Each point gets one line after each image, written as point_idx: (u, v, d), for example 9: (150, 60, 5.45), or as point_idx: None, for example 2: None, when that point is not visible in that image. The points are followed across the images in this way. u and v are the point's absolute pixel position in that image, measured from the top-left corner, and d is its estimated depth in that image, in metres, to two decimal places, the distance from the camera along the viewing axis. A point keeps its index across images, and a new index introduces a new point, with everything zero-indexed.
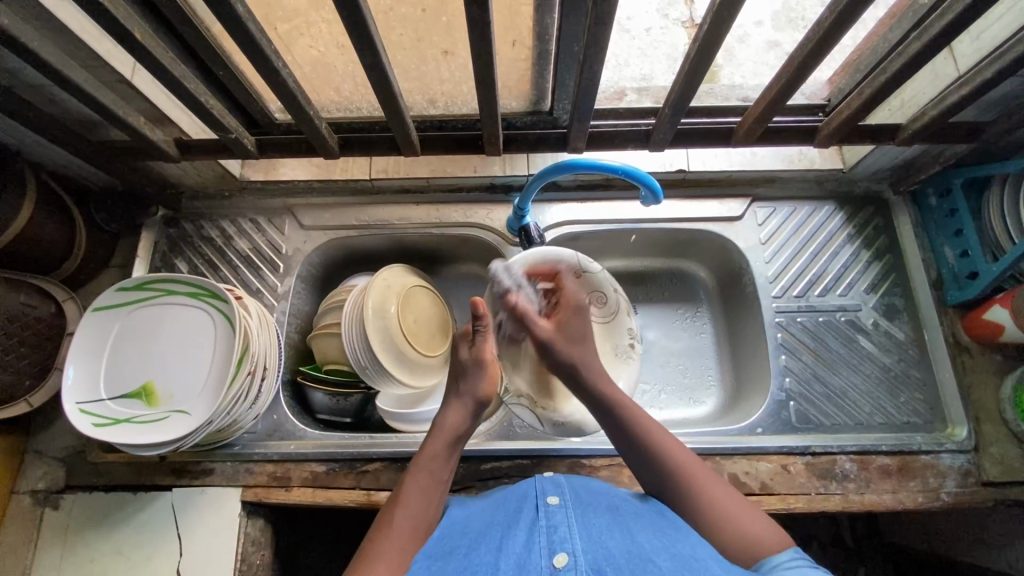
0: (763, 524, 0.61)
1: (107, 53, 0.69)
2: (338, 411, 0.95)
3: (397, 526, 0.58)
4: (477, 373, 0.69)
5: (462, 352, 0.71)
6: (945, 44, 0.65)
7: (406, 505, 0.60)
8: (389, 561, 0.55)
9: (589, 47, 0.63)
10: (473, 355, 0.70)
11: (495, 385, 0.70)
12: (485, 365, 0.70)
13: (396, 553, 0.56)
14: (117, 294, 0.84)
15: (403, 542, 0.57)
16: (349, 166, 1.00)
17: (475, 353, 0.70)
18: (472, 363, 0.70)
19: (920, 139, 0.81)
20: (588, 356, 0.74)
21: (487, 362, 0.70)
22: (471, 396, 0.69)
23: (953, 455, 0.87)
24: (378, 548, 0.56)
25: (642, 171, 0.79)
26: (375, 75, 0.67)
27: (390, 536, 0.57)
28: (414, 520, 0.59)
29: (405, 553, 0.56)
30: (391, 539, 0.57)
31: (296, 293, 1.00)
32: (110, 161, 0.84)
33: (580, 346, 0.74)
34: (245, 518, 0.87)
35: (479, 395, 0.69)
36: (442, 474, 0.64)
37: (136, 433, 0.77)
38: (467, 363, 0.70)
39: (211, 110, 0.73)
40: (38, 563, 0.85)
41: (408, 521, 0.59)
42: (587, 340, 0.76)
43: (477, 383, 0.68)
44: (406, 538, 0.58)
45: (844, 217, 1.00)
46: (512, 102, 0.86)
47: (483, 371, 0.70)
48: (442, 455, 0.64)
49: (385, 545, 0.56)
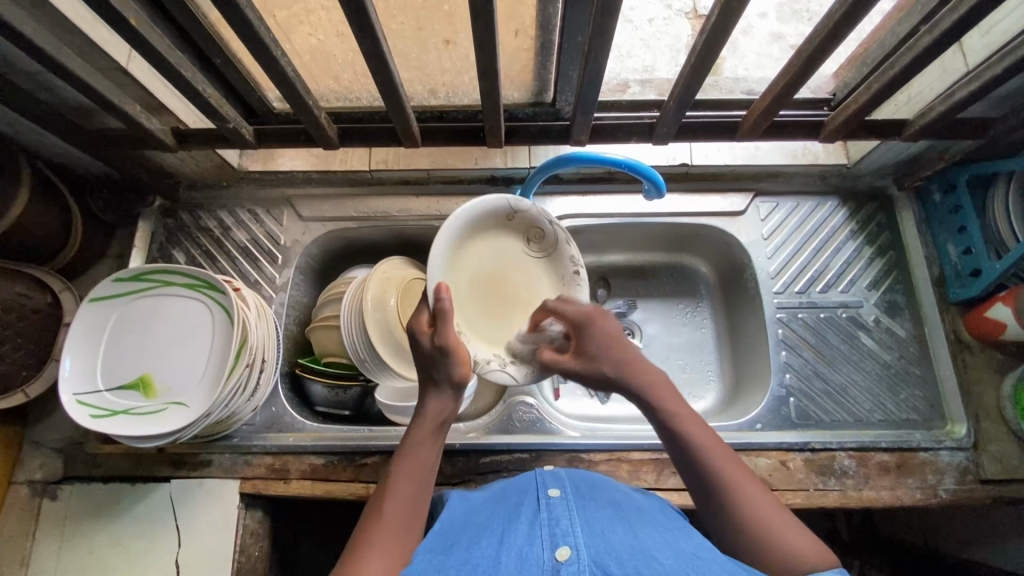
0: (813, 544, 0.55)
1: (103, 40, 0.68)
2: (337, 403, 0.95)
3: (389, 515, 0.58)
4: (444, 360, 0.64)
5: (424, 343, 0.65)
6: (955, 39, 0.64)
7: (393, 496, 0.59)
8: (379, 554, 0.54)
9: (594, 39, 0.62)
10: (435, 345, 0.64)
11: (469, 368, 0.65)
12: (452, 352, 0.63)
13: (387, 543, 0.55)
14: (112, 285, 0.83)
15: (393, 531, 0.57)
16: (348, 156, 0.99)
17: (436, 341, 0.64)
18: (437, 352, 0.64)
19: (927, 134, 0.80)
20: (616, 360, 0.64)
21: (454, 348, 0.64)
22: (446, 381, 0.65)
23: (952, 453, 0.87)
24: (369, 537, 0.56)
25: (645, 165, 0.78)
26: (375, 65, 0.65)
27: (381, 525, 0.57)
28: (404, 508, 0.59)
29: (397, 541, 0.56)
30: (382, 529, 0.57)
31: (295, 284, 0.99)
32: (106, 149, 0.82)
33: (608, 351, 0.65)
34: (244, 510, 0.87)
35: (453, 379, 0.65)
36: (427, 462, 0.62)
37: (134, 424, 0.77)
38: (431, 352, 0.64)
39: (209, 99, 0.71)
40: (37, 553, 0.85)
41: (397, 512, 0.58)
42: (616, 345, 0.66)
43: (448, 370, 0.64)
44: (396, 529, 0.57)
45: (847, 212, 1.00)
46: (515, 93, 0.85)
47: (450, 360, 0.64)
48: (426, 445, 0.63)
49: (376, 534, 0.56)
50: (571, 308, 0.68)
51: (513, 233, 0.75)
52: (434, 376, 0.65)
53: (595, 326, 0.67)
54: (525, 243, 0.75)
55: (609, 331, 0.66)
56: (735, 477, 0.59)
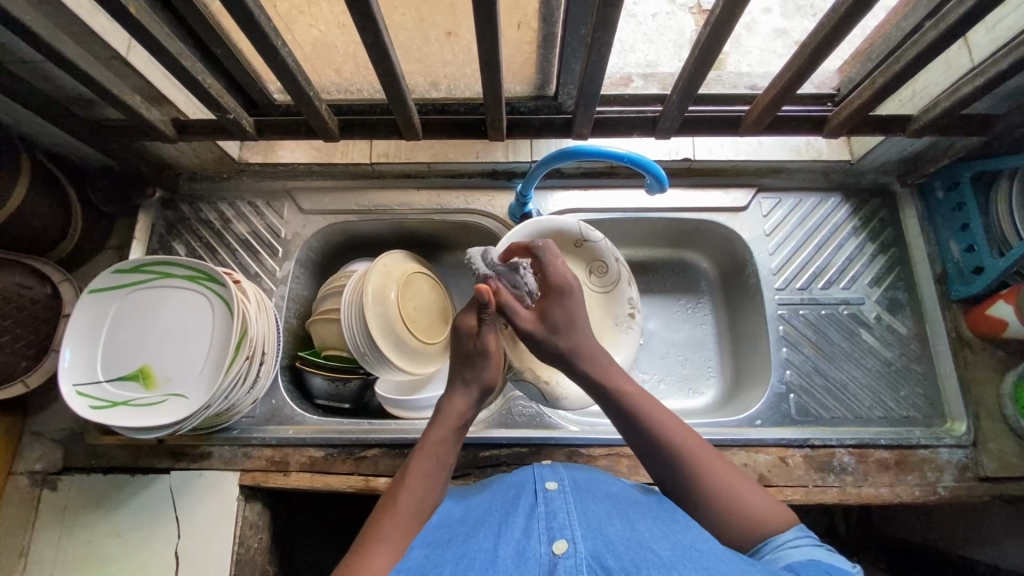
0: (766, 501, 0.62)
1: (103, 29, 0.67)
2: (337, 396, 0.95)
3: (400, 509, 0.58)
4: (480, 363, 0.67)
5: (465, 342, 0.67)
6: (961, 34, 0.64)
7: (409, 489, 0.60)
8: (390, 546, 0.55)
9: (597, 31, 0.61)
10: (478, 346, 0.66)
11: (500, 373, 0.68)
12: (489, 356, 0.67)
13: (395, 537, 0.56)
14: (112, 276, 0.83)
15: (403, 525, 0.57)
16: (349, 149, 0.99)
17: (480, 344, 0.67)
18: (476, 353, 0.67)
19: (932, 130, 0.79)
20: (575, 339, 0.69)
21: (491, 352, 0.67)
22: (475, 384, 0.67)
23: (951, 450, 0.87)
24: (380, 530, 0.56)
25: (647, 159, 0.78)
26: (377, 56, 0.65)
27: (394, 519, 0.57)
28: (417, 504, 0.59)
29: (405, 536, 0.56)
30: (392, 522, 0.57)
31: (295, 277, 0.99)
32: (106, 140, 0.82)
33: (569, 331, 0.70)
34: (244, 502, 0.87)
35: (483, 383, 0.67)
36: (444, 458, 0.63)
37: (134, 415, 0.77)
38: (471, 355, 0.66)
39: (209, 90, 0.71)
40: (37, 544, 0.86)
41: (412, 505, 0.59)
42: (578, 324, 0.71)
43: (482, 373, 0.66)
44: (409, 523, 0.57)
45: (850, 209, 0.99)
46: (517, 86, 0.85)
47: (487, 362, 0.67)
48: (447, 441, 0.64)
49: (384, 528, 0.56)
50: (558, 270, 0.72)
51: (580, 262, 0.89)
52: (467, 377, 0.67)
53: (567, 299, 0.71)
54: (587, 273, 0.90)
55: (578, 307, 0.71)
56: (689, 447, 0.64)
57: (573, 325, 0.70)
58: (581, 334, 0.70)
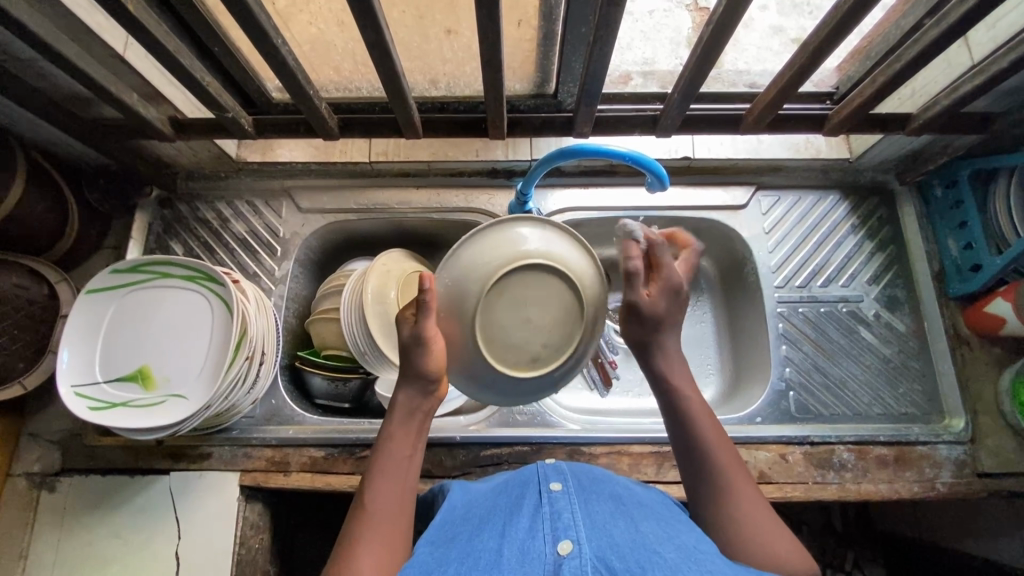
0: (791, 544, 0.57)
1: (100, 28, 0.67)
2: (337, 396, 0.94)
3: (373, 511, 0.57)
4: (416, 351, 0.59)
5: (401, 330, 0.60)
6: (962, 33, 0.64)
7: (378, 489, 0.58)
8: (372, 543, 0.54)
9: (600, 28, 0.61)
10: (413, 335, 0.59)
11: (441, 362, 0.60)
12: (425, 344, 0.59)
13: (377, 540, 0.55)
14: (110, 277, 0.82)
15: (383, 527, 0.56)
16: (348, 147, 0.99)
17: (415, 331, 0.58)
18: (411, 342, 0.59)
19: (932, 128, 0.79)
20: (664, 338, 0.66)
21: (432, 339, 0.59)
22: (414, 373, 0.60)
23: (949, 446, 0.88)
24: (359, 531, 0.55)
25: (649, 157, 0.77)
26: (378, 54, 0.65)
27: (369, 518, 0.56)
28: (392, 505, 0.58)
29: (387, 534, 0.56)
30: (371, 521, 0.56)
31: (294, 277, 0.99)
32: (103, 139, 0.81)
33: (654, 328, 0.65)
34: (244, 502, 0.87)
35: (422, 372, 0.60)
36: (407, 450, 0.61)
37: (133, 416, 0.76)
38: (407, 342, 0.59)
39: (208, 88, 0.71)
40: (35, 547, 0.85)
41: (385, 503, 0.57)
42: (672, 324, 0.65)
43: (417, 362, 0.59)
44: (385, 520, 0.56)
45: (848, 207, 1.00)
46: (517, 85, 0.85)
47: (425, 350, 0.59)
48: (406, 433, 0.61)
49: (363, 532, 0.55)
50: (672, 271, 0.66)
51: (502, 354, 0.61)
52: (408, 374, 0.61)
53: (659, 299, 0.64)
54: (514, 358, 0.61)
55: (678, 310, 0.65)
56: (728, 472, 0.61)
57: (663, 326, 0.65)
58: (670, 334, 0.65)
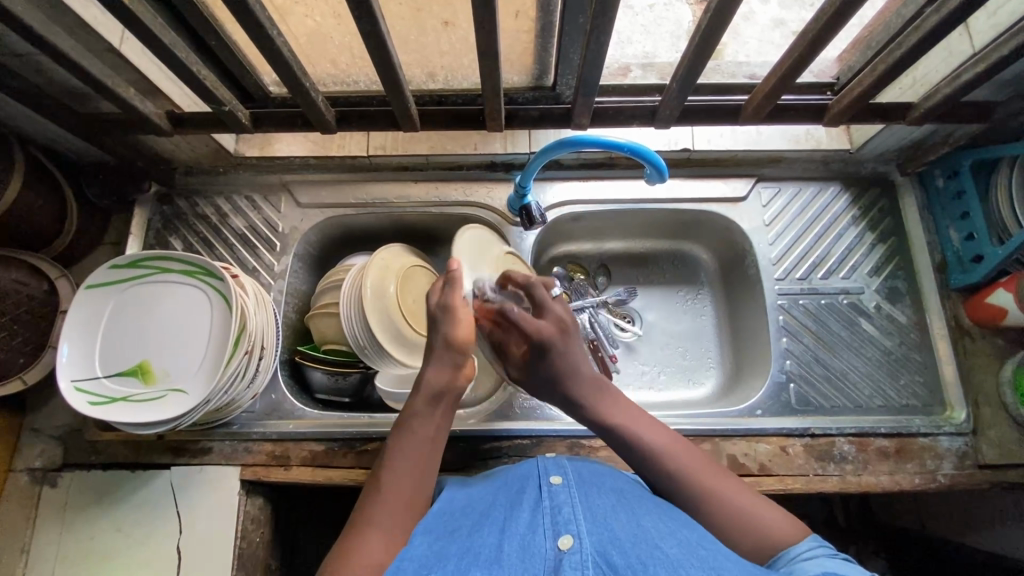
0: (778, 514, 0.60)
1: (96, 21, 0.66)
2: (336, 390, 0.95)
3: (386, 494, 0.57)
4: (445, 320, 0.64)
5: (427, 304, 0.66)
6: (964, 19, 0.63)
7: (395, 471, 0.58)
8: (383, 524, 0.54)
9: (597, 17, 0.61)
10: (440, 305, 0.65)
11: (469, 334, 0.64)
12: (454, 312, 0.64)
13: (387, 521, 0.55)
14: (110, 271, 0.82)
15: (395, 510, 0.56)
16: (346, 142, 0.98)
17: (441, 300, 0.65)
18: (439, 311, 0.65)
19: (933, 117, 0.79)
20: (571, 389, 0.68)
21: (458, 308, 0.65)
22: (444, 344, 0.63)
23: (951, 438, 0.87)
24: (372, 514, 0.55)
25: (648, 149, 0.77)
26: (374, 46, 0.64)
27: (382, 501, 0.56)
28: (407, 488, 0.58)
29: (397, 519, 0.55)
30: (383, 504, 0.56)
31: (293, 271, 0.98)
32: (100, 134, 0.81)
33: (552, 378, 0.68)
34: (245, 496, 0.87)
35: (452, 342, 0.63)
36: (429, 433, 0.61)
37: (133, 410, 0.76)
38: (437, 310, 0.65)
39: (204, 81, 0.70)
40: (37, 541, 0.85)
41: (398, 486, 0.57)
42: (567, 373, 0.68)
43: (447, 329, 0.63)
44: (399, 504, 0.56)
45: (849, 198, 0.99)
46: (515, 77, 0.84)
47: (454, 319, 0.64)
48: (431, 416, 0.62)
49: (373, 514, 0.55)
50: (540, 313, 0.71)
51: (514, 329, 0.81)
52: (436, 345, 0.64)
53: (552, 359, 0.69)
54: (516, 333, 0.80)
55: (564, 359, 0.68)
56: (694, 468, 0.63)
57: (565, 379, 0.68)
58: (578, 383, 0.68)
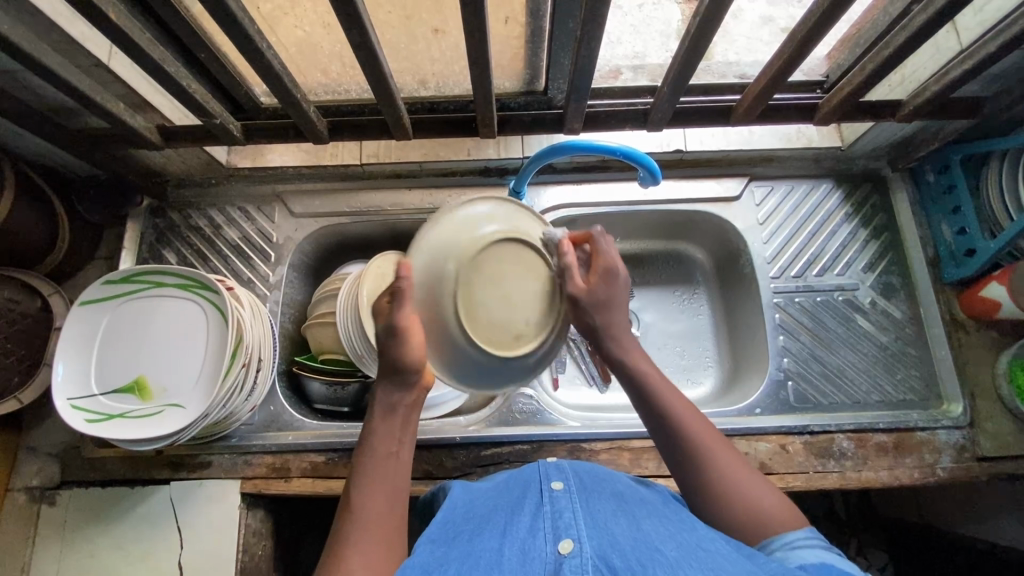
0: (774, 499, 0.59)
1: (83, 38, 0.66)
2: (336, 402, 0.94)
3: (362, 517, 0.54)
4: (395, 344, 0.58)
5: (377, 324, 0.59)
6: (949, 18, 0.64)
7: (365, 489, 0.56)
8: (360, 547, 0.52)
9: (587, 24, 0.61)
10: (389, 325, 0.58)
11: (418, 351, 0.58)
12: (404, 334, 0.57)
13: (367, 542, 0.53)
14: (103, 287, 0.82)
15: (371, 528, 0.54)
16: (338, 150, 0.98)
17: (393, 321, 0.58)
18: (388, 334, 0.58)
19: (922, 114, 0.79)
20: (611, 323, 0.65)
21: (405, 331, 0.58)
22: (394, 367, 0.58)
23: (949, 431, 0.88)
24: (348, 539, 0.52)
25: (640, 152, 0.77)
26: (365, 57, 0.64)
27: (354, 524, 0.54)
28: (381, 506, 0.55)
29: (375, 537, 0.53)
30: (360, 525, 0.54)
31: (289, 282, 0.98)
32: (91, 150, 0.81)
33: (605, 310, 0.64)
34: (245, 510, 0.87)
35: (399, 364, 0.58)
36: (392, 447, 0.58)
37: (132, 427, 0.76)
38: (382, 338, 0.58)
39: (195, 95, 0.70)
40: (36, 560, 0.84)
41: (372, 504, 0.55)
42: (616, 304, 0.65)
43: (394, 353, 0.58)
44: (373, 522, 0.54)
45: (842, 194, 1.00)
46: (507, 82, 0.84)
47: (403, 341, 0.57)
48: (392, 429, 0.59)
49: (355, 535, 0.53)
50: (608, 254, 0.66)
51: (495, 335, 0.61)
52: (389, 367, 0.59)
53: (613, 285, 0.65)
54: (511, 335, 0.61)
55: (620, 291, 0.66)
56: (710, 444, 0.61)
57: (610, 310, 0.65)
58: (614, 314, 0.65)
